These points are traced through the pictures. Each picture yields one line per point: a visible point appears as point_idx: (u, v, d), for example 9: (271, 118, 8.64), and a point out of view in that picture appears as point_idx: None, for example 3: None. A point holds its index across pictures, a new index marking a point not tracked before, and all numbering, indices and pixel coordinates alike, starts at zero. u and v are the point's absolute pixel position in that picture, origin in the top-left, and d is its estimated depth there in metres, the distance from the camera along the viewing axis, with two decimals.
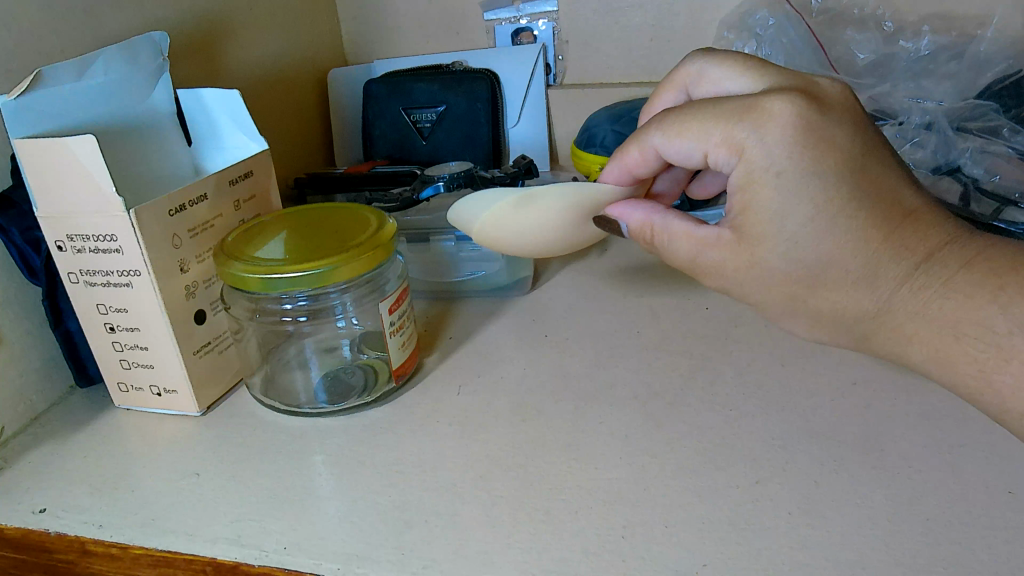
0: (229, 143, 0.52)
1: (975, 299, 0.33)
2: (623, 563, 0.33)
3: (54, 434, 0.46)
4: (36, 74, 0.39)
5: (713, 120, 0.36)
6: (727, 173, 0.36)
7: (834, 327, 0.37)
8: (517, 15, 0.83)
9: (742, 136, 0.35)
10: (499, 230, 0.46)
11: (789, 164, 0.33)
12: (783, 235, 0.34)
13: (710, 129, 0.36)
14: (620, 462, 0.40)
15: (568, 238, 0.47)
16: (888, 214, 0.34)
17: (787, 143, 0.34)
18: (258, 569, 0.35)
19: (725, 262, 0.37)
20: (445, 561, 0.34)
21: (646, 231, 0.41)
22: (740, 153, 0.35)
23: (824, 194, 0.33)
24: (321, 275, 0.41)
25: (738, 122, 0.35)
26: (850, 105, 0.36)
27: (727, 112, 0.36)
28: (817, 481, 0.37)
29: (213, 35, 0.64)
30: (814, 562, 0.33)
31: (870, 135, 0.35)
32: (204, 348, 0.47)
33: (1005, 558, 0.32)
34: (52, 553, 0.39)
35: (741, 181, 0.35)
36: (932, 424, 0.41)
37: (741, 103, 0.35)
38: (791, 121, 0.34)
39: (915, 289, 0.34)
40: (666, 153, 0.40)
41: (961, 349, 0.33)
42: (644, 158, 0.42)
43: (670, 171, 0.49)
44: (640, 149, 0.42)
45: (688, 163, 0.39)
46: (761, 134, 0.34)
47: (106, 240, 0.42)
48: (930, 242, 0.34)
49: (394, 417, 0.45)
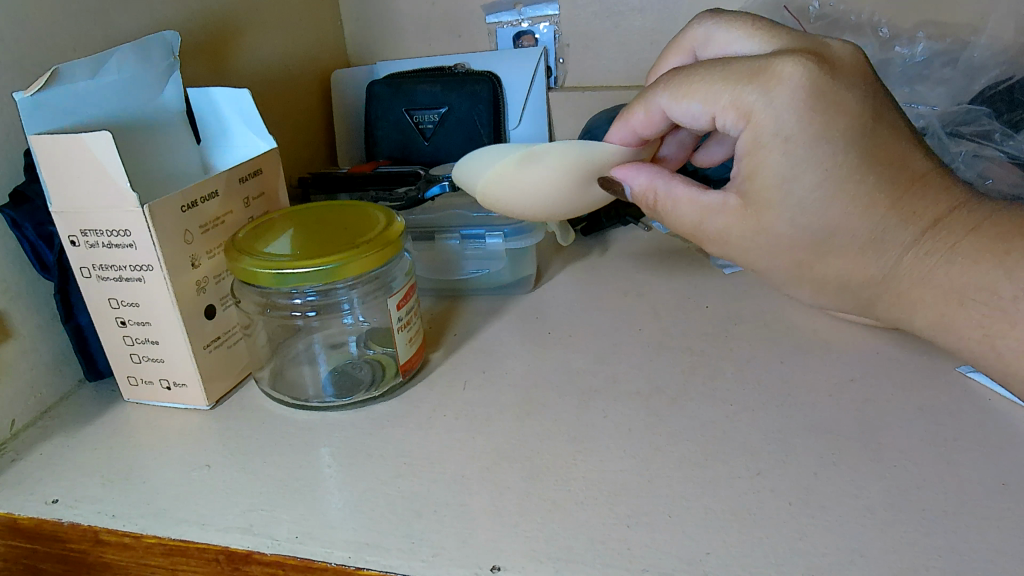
0: (239, 142, 0.53)
1: (982, 263, 0.36)
2: (629, 551, 0.34)
3: (65, 426, 0.46)
4: (52, 71, 0.40)
5: (720, 83, 0.36)
6: (734, 137, 0.37)
7: (843, 294, 0.40)
8: (518, 19, 0.85)
9: (750, 99, 0.35)
10: (502, 189, 0.47)
11: (799, 130, 0.34)
12: (791, 200, 0.36)
13: (719, 91, 0.36)
14: (624, 455, 0.40)
15: (572, 202, 0.48)
16: (901, 178, 0.36)
17: (797, 107, 0.34)
18: (270, 557, 0.36)
19: (734, 227, 0.39)
20: (454, 549, 0.35)
21: (650, 195, 0.43)
22: (748, 118, 0.35)
23: (834, 158, 0.35)
24: (332, 270, 0.42)
25: (746, 85, 0.35)
26: (860, 67, 0.37)
27: (736, 74, 0.36)
28: (816, 473, 0.38)
29: (221, 35, 0.65)
30: (814, 550, 0.34)
31: (880, 105, 0.36)
32: (214, 343, 0.47)
33: (998, 545, 0.33)
34: (64, 543, 0.39)
35: (748, 146, 0.36)
36: (928, 418, 0.42)
37: (752, 65, 0.36)
38: (802, 83, 0.34)
39: (923, 255, 0.37)
40: (673, 115, 0.40)
41: (965, 314, 0.36)
42: (650, 121, 0.42)
43: (674, 134, 0.50)
44: (646, 110, 0.42)
45: (694, 125, 0.39)
46: (770, 98, 0.35)
47: (120, 235, 0.42)
48: (940, 207, 0.37)
49: (401, 410, 0.46)
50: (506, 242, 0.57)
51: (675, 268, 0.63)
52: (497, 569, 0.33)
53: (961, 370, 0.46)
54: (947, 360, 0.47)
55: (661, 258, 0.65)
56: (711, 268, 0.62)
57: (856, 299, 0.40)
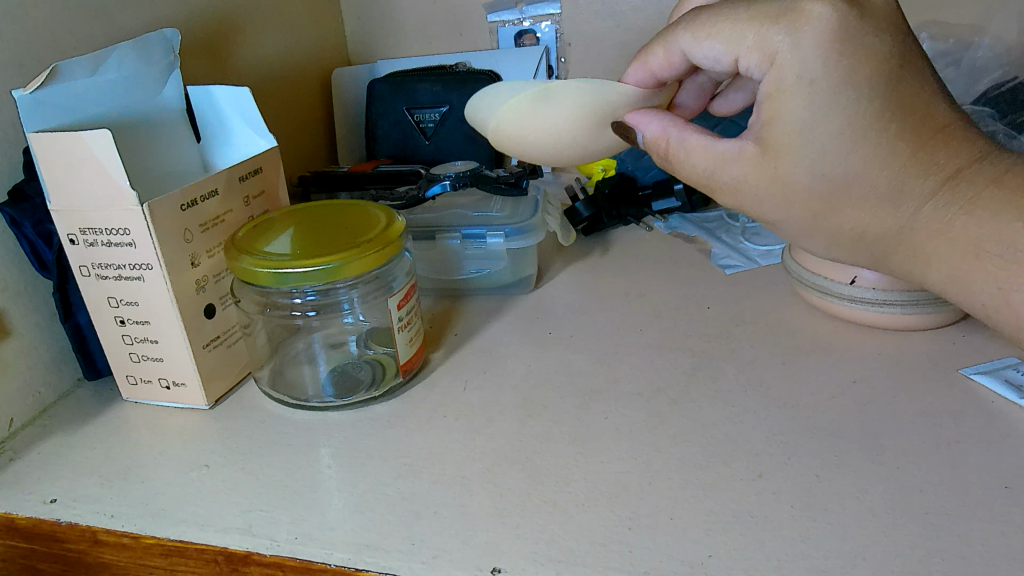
0: (239, 141, 0.52)
1: (1003, 218, 0.34)
2: (630, 554, 0.34)
3: (63, 426, 0.46)
4: (52, 68, 0.40)
5: (747, 21, 0.35)
6: (758, 80, 0.36)
7: (856, 248, 0.39)
8: (520, 17, 0.84)
9: (776, 40, 0.34)
10: (514, 129, 0.47)
11: (822, 73, 0.33)
12: (812, 146, 0.35)
13: (744, 32, 0.35)
14: (625, 456, 0.40)
15: (585, 145, 0.47)
16: (925, 128, 0.34)
17: (823, 50, 0.33)
18: (269, 558, 0.35)
19: (749, 176, 0.38)
20: (454, 551, 0.35)
21: (661, 143, 0.41)
22: (772, 61, 0.34)
23: (857, 104, 0.33)
24: (333, 270, 0.42)
25: (772, 26, 0.34)
26: (891, 11, 0.35)
27: (762, 15, 0.35)
28: (818, 475, 0.38)
29: (222, 33, 0.65)
30: (817, 553, 0.33)
31: (910, 48, 0.35)
32: (214, 342, 0.47)
33: (1002, 548, 0.33)
34: (63, 543, 0.39)
35: (770, 90, 0.35)
36: (931, 420, 0.42)
37: (780, 4, 0.35)
38: (829, 25, 0.33)
39: (941, 207, 0.35)
40: (694, 56, 0.39)
41: (980, 268, 0.35)
42: (669, 61, 0.42)
43: (695, 81, 0.48)
44: (665, 51, 0.41)
45: (716, 68, 0.38)
46: (796, 39, 0.33)
47: (120, 234, 0.42)
48: (962, 158, 0.35)
49: (401, 411, 0.46)
50: (507, 242, 0.57)
51: (676, 268, 0.62)
52: (498, 571, 0.33)
53: (964, 372, 0.46)
54: (949, 362, 0.47)
55: (662, 258, 0.65)
56: (712, 268, 0.62)
57: (869, 254, 0.39)
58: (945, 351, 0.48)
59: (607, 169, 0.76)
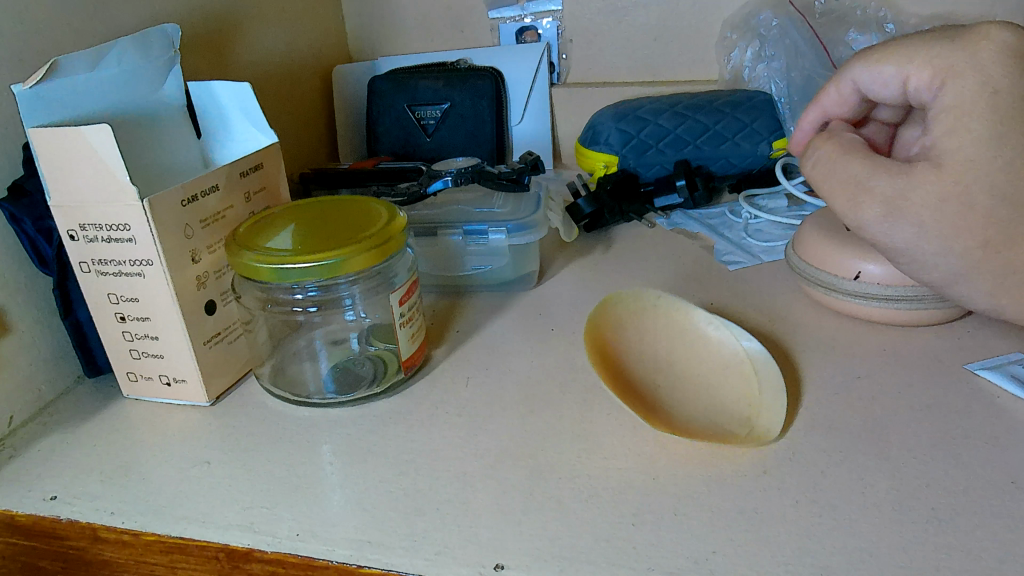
0: (240, 137, 0.52)
1: None
2: (634, 550, 0.34)
3: (63, 423, 0.46)
4: (53, 63, 0.39)
5: (918, 48, 0.41)
6: (924, 97, 0.41)
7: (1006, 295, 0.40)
8: (521, 14, 0.84)
9: (955, 59, 0.39)
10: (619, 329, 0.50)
11: (1003, 80, 0.37)
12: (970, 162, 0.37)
13: (914, 55, 0.41)
14: (629, 452, 0.40)
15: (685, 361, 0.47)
16: None
17: (1003, 63, 0.37)
18: (271, 555, 0.35)
19: (932, 192, 0.38)
20: (457, 548, 0.34)
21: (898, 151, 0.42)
22: (946, 76, 0.39)
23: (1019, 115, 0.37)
24: (334, 266, 0.42)
25: (949, 45, 0.39)
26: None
27: (937, 41, 0.40)
28: (823, 471, 0.38)
29: (223, 29, 0.65)
30: (822, 550, 0.33)
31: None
32: (215, 339, 0.47)
33: (1009, 545, 0.33)
34: (63, 540, 0.39)
35: (950, 101, 0.38)
36: (935, 416, 0.42)
37: (958, 32, 0.40)
38: (1009, 41, 0.37)
39: None
40: (864, 84, 0.45)
41: None
42: (842, 97, 0.47)
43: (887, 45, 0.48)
44: (838, 86, 0.47)
45: (888, 92, 0.43)
46: (976, 54, 0.38)
47: (120, 229, 0.42)
48: None
49: (402, 408, 0.46)
50: (509, 238, 0.56)
51: (679, 264, 0.62)
52: (501, 568, 0.33)
53: (969, 368, 0.46)
54: (954, 357, 0.47)
55: (665, 254, 0.64)
56: (715, 264, 0.62)
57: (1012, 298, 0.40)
58: (950, 347, 0.48)
59: (610, 165, 0.75)
